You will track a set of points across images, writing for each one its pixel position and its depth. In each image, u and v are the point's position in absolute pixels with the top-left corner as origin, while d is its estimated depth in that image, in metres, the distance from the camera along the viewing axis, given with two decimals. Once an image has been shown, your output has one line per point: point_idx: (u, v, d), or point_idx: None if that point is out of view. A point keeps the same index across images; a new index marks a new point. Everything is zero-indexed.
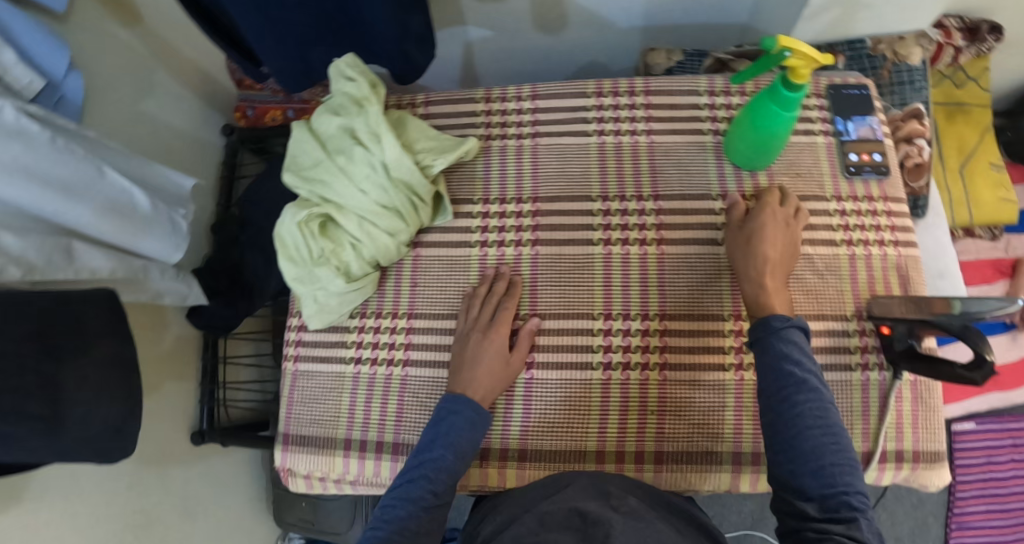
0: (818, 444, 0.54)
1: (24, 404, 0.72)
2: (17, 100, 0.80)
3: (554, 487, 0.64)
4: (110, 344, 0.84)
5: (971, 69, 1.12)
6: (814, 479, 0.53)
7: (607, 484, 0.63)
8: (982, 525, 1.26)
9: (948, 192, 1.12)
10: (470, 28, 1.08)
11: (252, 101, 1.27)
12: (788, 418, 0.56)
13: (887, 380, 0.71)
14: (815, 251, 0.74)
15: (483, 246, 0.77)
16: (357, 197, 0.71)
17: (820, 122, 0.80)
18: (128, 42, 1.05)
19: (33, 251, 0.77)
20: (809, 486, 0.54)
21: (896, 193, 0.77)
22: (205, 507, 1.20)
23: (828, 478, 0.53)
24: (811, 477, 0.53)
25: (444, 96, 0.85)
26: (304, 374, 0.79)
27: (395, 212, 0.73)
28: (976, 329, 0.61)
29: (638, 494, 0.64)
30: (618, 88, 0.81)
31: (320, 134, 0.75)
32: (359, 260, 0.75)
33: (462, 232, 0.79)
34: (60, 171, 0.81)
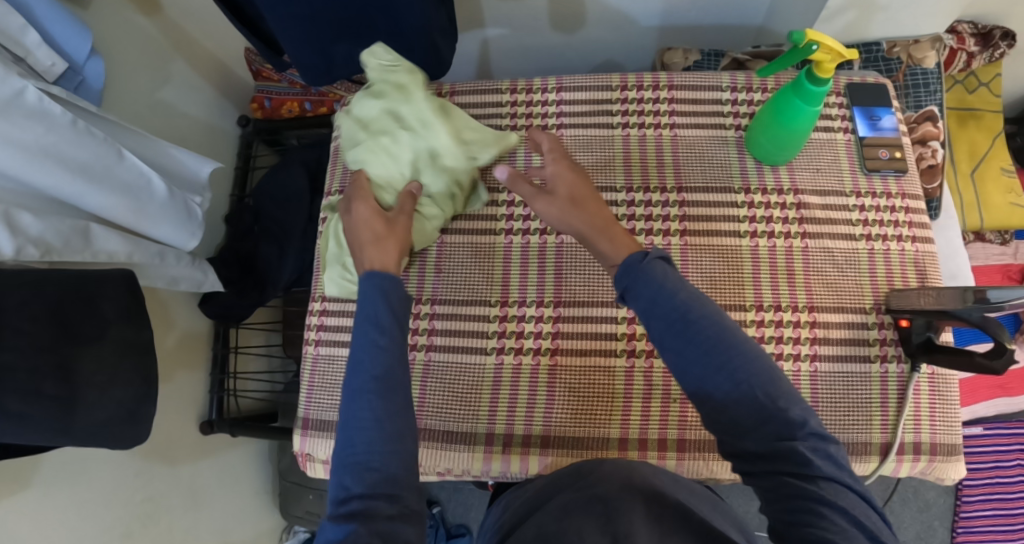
0: (733, 369, 0.49)
1: (40, 384, 0.70)
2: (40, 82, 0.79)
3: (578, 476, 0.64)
4: (124, 328, 0.81)
5: (983, 74, 1.14)
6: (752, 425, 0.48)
7: (635, 472, 0.62)
8: (988, 529, 1.26)
9: (959, 195, 1.14)
10: (488, 24, 1.09)
11: (270, 93, 1.27)
12: (686, 346, 0.51)
13: (905, 372, 0.72)
14: (835, 245, 0.75)
15: (509, 233, 0.78)
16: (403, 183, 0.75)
17: (840, 120, 0.81)
18: (147, 30, 1.04)
19: (51, 233, 0.76)
20: (744, 420, 0.49)
21: (914, 190, 0.78)
22: (212, 497, 1.19)
23: (766, 408, 0.48)
24: (746, 414, 0.49)
25: (471, 86, 0.86)
26: (325, 359, 0.79)
27: (437, 201, 0.76)
28: (995, 319, 0.62)
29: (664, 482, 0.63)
30: (642, 82, 0.82)
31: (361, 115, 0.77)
32: None
33: (489, 219, 0.80)
34: (79, 154, 0.78)
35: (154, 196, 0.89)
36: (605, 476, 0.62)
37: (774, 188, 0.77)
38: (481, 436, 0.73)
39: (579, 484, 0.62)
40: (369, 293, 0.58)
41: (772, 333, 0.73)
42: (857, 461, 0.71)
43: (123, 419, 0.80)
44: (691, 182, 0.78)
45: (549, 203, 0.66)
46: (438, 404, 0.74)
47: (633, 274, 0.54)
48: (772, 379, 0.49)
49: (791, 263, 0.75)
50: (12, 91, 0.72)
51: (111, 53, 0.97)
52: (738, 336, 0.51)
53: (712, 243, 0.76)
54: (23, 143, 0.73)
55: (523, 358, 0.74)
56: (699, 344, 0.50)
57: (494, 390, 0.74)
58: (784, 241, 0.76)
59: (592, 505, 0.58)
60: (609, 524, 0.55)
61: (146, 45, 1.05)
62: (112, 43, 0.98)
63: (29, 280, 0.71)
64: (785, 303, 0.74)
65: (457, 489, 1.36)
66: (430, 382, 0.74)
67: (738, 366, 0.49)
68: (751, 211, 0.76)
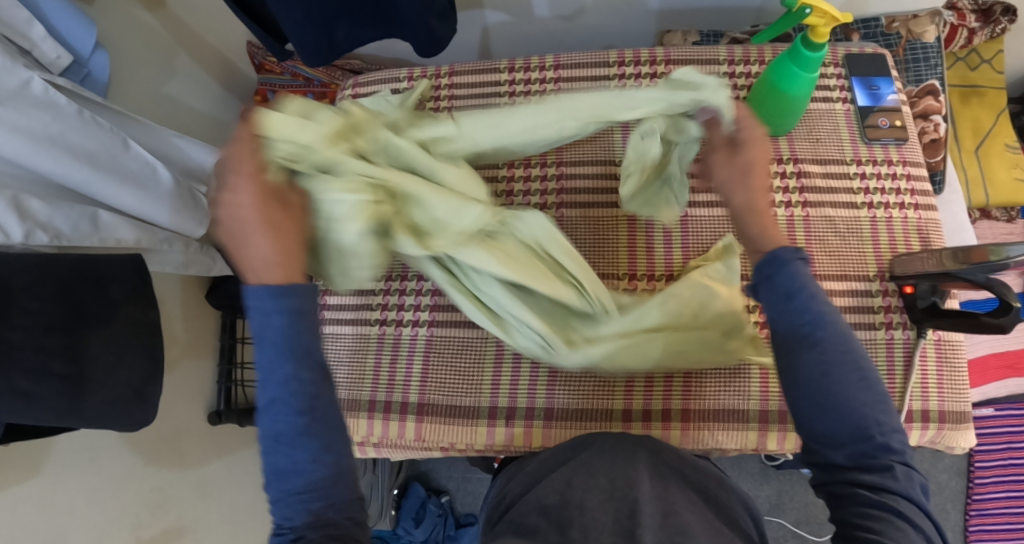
0: (844, 385, 0.49)
1: (48, 363, 0.71)
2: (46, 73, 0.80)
3: (580, 447, 0.64)
4: (134, 311, 0.83)
5: (984, 51, 1.13)
6: (844, 427, 0.48)
7: (629, 441, 0.63)
8: (1003, 512, 1.24)
9: (963, 171, 1.13)
10: (488, 11, 1.09)
11: (272, 85, 1.30)
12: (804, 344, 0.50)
13: (911, 339, 0.71)
14: (836, 213, 0.75)
15: (508, 196, 0.80)
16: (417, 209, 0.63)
17: (839, 90, 0.81)
18: (151, 25, 1.05)
19: (60, 219, 0.76)
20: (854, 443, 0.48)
21: (915, 157, 0.78)
22: (221, 488, 1.20)
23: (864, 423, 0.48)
24: (848, 428, 0.48)
25: (469, 67, 0.87)
26: (329, 336, 0.79)
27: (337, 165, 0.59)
28: (1002, 279, 0.62)
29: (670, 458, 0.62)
30: (639, 57, 0.83)
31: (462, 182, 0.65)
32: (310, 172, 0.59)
33: (488, 182, 0.81)
34: (86, 141, 0.79)
35: (161, 184, 0.89)
36: (601, 446, 0.62)
37: (773, 157, 0.77)
38: (485, 410, 0.73)
39: (578, 456, 0.62)
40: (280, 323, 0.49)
41: None
42: None
43: (130, 399, 0.80)
44: None
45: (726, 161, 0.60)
46: (440, 378, 0.75)
47: (775, 270, 0.53)
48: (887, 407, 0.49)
49: (792, 232, 0.75)
50: (19, 82, 0.73)
51: (115, 46, 0.98)
52: (858, 353, 0.50)
53: (711, 215, 0.77)
54: (32, 131, 0.73)
55: None
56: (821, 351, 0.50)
57: (496, 364, 0.74)
58: (785, 210, 0.76)
59: (597, 479, 0.58)
60: (616, 503, 0.54)
61: (150, 39, 1.05)
62: (115, 37, 0.98)
63: (38, 263, 0.72)
64: None
65: (465, 478, 1.36)
66: (432, 356, 0.75)
67: (843, 382, 0.49)
68: None
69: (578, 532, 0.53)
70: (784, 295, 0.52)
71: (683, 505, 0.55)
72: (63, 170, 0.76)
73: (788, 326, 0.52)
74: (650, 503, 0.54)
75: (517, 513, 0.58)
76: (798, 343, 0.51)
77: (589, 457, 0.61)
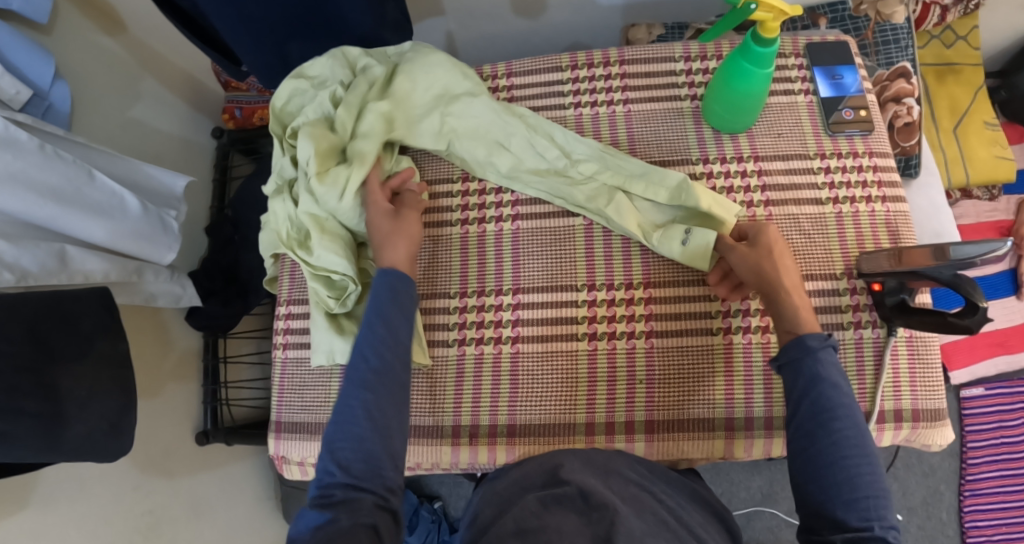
0: (851, 474, 0.53)
1: (22, 405, 0.68)
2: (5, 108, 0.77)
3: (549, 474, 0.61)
4: (107, 345, 0.79)
5: (960, 28, 1.10)
6: (848, 509, 0.52)
7: (603, 466, 0.62)
8: (996, 491, 1.21)
9: (942, 152, 1.10)
10: (449, 16, 1.06)
11: (239, 103, 1.26)
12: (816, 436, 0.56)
13: (881, 337, 0.70)
14: (801, 211, 0.74)
15: (464, 210, 0.79)
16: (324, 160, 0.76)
17: (801, 82, 0.79)
18: (112, 46, 1.03)
19: (27, 258, 0.75)
20: (846, 516, 0.52)
21: (881, 147, 0.76)
22: (213, 507, 1.16)
23: (857, 504, 0.52)
24: (847, 506, 0.52)
25: (528, 66, 0.83)
26: (293, 361, 0.79)
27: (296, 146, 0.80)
28: (967, 276, 0.60)
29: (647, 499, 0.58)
30: (592, 60, 0.82)
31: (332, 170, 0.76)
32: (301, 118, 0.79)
33: (443, 199, 0.80)
34: (48, 176, 0.77)
35: (128, 214, 0.87)
36: (578, 473, 0.60)
37: (733, 156, 0.76)
38: (448, 429, 0.73)
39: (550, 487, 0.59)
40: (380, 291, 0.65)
41: (738, 306, 0.71)
42: None
43: (105, 431, 0.77)
44: (646, 157, 0.77)
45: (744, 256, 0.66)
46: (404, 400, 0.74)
47: (798, 355, 0.59)
48: (882, 498, 0.52)
49: None
50: None
51: (77, 77, 0.96)
52: (868, 444, 0.55)
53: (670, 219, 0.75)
54: None
55: (484, 347, 0.74)
56: (832, 437, 0.55)
57: (457, 379, 0.74)
58: (746, 210, 0.74)
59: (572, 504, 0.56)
60: (593, 528, 0.53)
61: (112, 64, 1.03)
62: (78, 66, 0.96)
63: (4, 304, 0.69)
64: None
65: (457, 483, 1.36)
66: None
67: (850, 466, 0.53)
68: (710, 181, 0.75)
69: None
70: (816, 382, 0.57)
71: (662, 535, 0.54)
72: (27, 208, 0.74)
73: (808, 410, 0.57)
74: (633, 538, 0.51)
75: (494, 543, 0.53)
76: (815, 425, 0.56)
77: (570, 487, 0.57)
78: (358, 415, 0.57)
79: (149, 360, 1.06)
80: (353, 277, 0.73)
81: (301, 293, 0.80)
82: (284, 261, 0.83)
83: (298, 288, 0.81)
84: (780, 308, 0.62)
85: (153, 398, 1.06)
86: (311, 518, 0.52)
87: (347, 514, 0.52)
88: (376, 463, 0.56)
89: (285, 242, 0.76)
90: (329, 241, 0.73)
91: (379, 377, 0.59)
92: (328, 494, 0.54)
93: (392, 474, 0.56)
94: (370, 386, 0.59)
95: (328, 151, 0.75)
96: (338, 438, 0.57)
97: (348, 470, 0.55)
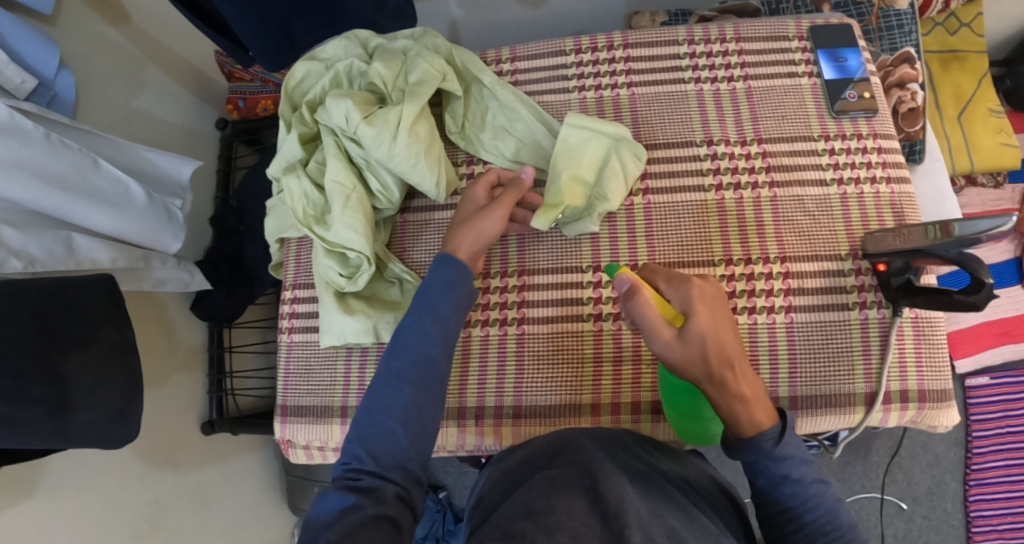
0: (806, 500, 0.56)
1: (28, 390, 0.68)
2: (11, 97, 0.78)
3: (550, 456, 0.60)
4: (113, 331, 0.79)
5: (964, 15, 1.11)
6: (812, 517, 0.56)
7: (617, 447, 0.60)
8: (1002, 481, 1.21)
9: (946, 139, 1.10)
10: (453, 4, 1.07)
11: (243, 93, 1.26)
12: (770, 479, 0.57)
13: (887, 317, 0.70)
14: (805, 192, 0.74)
15: None
16: (339, 135, 0.75)
17: (805, 64, 0.79)
18: (115, 38, 1.03)
19: (33, 245, 0.75)
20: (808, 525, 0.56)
21: (886, 129, 0.76)
22: (219, 497, 1.16)
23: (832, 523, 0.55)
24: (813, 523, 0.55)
25: (532, 50, 0.83)
26: (299, 345, 0.79)
27: (306, 120, 0.79)
28: (974, 254, 0.59)
29: (655, 481, 0.57)
30: (596, 44, 0.82)
31: (348, 144, 0.75)
32: (314, 92, 0.79)
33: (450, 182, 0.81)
34: (53, 164, 0.77)
35: (134, 202, 0.87)
36: (584, 451, 0.60)
37: (736, 139, 0.76)
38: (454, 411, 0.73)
39: (557, 462, 0.59)
40: (434, 282, 0.62)
41: (743, 286, 0.71)
42: (841, 412, 0.69)
43: (111, 417, 0.77)
44: (651, 140, 0.77)
45: (675, 346, 0.58)
46: None
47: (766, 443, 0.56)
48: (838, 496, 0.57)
49: (759, 215, 0.74)
50: None
51: (81, 68, 0.96)
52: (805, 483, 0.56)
53: (675, 200, 0.75)
54: None
55: (491, 329, 0.74)
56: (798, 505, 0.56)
57: (463, 361, 0.74)
58: (751, 192, 0.74)
59: (573, 479, 0.55)
60: (601, 503, 0.52)
61: (116, 55, 1.03)
62: (82, 57, 0.96)
63: (9, 291, 0.69)
64: (755, 256, 0.72)
65: (461, 472, 1.27)
66: None
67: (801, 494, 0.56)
68: (715, 163, 0.75)
69: (568, 537, 0.47)
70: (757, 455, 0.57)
71: (666, 509, 0.54)
72: (32, 195, 0.74)
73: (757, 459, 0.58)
74: (638, 525, 0.50)
75: (500, 517, 0.53)
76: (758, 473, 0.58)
77: (567, 467, 0.57)
78: (393, 416, 0.56)
79: (154, 350, 1.06)
80: (369, 255, 0.73)
81: (306, 277, 0.81)
82: (290, 246, 0.83)
83: (304, 272, 0.81)
84: (723, 401, 0.58)
85: (158, 388, 1.06)
86: (337, 501, 0.51)
87: (372, 501, 0.50)
88: (405, 457, 0.54)
89: (302, 218, 0.75)
90: (351, 216, 0.72)
91: (421, 372, 0.57)
92: (353, 480, 0.53)
93: (417, 468, 0.55)
94: (411, 381, 0.57)
95: (364, 103, 0.74)
96: (366, 428, 0.56)
97: (378, 460, 0.54)
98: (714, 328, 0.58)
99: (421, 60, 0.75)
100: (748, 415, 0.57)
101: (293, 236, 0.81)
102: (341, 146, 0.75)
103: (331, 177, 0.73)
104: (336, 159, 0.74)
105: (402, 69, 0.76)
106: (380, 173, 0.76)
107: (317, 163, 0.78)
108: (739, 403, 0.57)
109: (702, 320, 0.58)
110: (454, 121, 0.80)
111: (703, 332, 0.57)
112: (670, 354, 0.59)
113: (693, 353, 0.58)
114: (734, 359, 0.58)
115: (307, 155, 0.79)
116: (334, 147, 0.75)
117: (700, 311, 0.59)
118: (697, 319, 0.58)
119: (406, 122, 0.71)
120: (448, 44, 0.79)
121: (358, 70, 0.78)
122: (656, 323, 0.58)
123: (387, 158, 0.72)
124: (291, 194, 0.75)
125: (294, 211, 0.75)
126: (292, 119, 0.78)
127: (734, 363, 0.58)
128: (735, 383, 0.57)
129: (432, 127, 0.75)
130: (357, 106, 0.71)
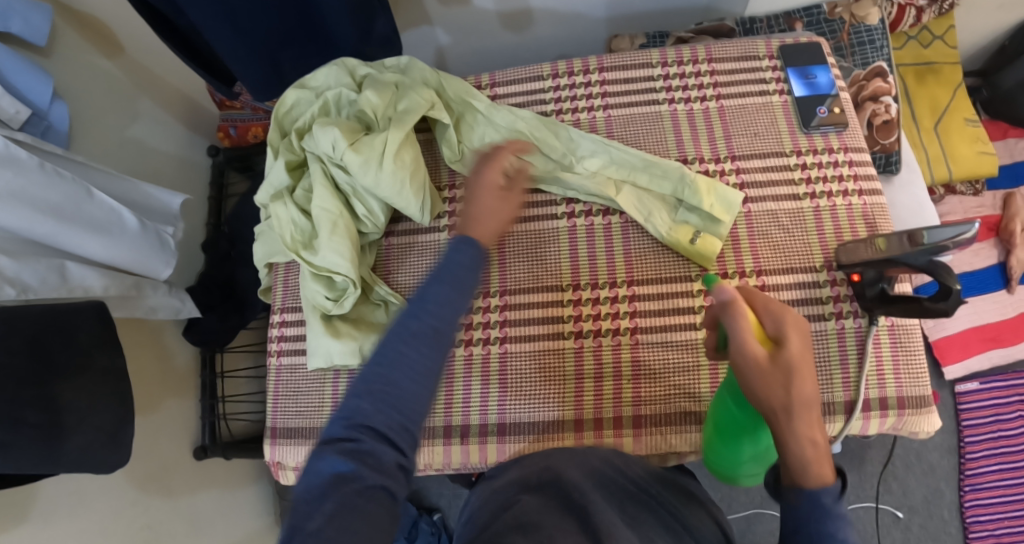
0: None
1: (21, 414, 0.69)
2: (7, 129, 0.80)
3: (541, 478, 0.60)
4: (104, 357, 0.80)
5: (936, 28, 1.13)
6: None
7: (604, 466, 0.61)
8: (996, 486, 1.21)
9: (924, 150, 1.12)
10: (437, 30, 1.09)
11: (233, 121, 1.29)
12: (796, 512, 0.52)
13: (863, 327, 0.71)
14: (779, 207, 0.75)
15: (452, 217, 0.82)
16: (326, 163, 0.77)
17: (775, 82, 0.81)
18: (108, 69, 1.05)
19: (28, 273, 0.76)
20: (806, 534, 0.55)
21: (857, 143, 0.78)
22: (212, 521, 1.16)
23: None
24: None
25: (511, 77, 0.86)
26: (287, 368, 0.80)
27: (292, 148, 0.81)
28: (943, 262, 0.60)
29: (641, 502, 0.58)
30: (573, 68, 0.84)
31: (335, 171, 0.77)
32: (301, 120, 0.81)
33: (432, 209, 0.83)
34: (48, 193, 0.79)
35: (126, 229, 0.89)
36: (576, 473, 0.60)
37: (711, 157, 0.78)
38: (440, 429, 0.74)
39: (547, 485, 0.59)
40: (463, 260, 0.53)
41: None
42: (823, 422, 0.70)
43: (103, 442, 0.78)
44: None
45: (755, 366, 0.52)
46: None
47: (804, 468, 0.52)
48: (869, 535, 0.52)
49: (735, 230, 0.75)
50: None
51: (77, 99, 0.98)
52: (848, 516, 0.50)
53: None
54: None
55: (473, 349, 0.76)
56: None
57: (447, 381, 0.75)
58: None
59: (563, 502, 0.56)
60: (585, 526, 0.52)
61: (110, 85, 1.05)
62: (76, 88, 0.99)
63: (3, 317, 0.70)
64: (731, 270, 0.74)
65: (456, 493, 1.27)
66: None
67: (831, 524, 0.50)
68: None
69: None
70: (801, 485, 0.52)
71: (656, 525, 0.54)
72: (27, 222, 0.76)
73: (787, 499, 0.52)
74: None
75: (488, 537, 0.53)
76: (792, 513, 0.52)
77: (556, 490, 0.58)
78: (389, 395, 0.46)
79: (146, 374, 1.07)
80: (355, 279, 0.74)
81: (294, 301, 0.82)
82: (278, 271, 0.85)
83: (292, 297, 0.83)
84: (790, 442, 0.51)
85: (151, 412, 1.07)
86: (332, 467, 0.43)
87: (372, 473, 0.44)
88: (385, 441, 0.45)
89: (288, 243, 0.76)
90: (338, 240, 0.74)
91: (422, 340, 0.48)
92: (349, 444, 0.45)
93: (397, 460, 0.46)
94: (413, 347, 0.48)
95: (351, 132, 0.76)
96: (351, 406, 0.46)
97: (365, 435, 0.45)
98: (804, 358, 0.52)
99: (410, 91, 0.78)
100: (807, 466, 0.50)
101: (281, 261, 0.83)
102: (328, 174, 0.77)
103: (318, 204, 0.75)
104: (321, 187, 0.76)
105: (393, 99, 0.79)
106: (366, 200, 0.78)
107: (303, 190, 0.80)
108: (809, 446, 0.51)
109: (794, 347, 0.52)
110: (452, 151, 0.81)
111: (795, 359, 0.51)
112: (742, 372, 0.53)
113: (774, 381, 0.51)
114: (812, 400, 0.52)
115: (294, 182, 0.80)
116: (323, 176, 0.76)
117: (797, 340, 0.52)
118: (792, 347, 0.52)
119: (391, 150, 0.73)
120: (436, 75, 0.82)
121: (347, 99, 0.80)
122: (744, 336, 0.52)
123: (376, 186, 0.74)
124: (278, 220, 0.77)
125: (280, 236, 0.77)
126: (280, 147, 0.80)
127: (814, 403, 0.52)
128: (809, 426, 0.51)
129: (418, 155, 0.77)
130: (344, 135, 0.73)
